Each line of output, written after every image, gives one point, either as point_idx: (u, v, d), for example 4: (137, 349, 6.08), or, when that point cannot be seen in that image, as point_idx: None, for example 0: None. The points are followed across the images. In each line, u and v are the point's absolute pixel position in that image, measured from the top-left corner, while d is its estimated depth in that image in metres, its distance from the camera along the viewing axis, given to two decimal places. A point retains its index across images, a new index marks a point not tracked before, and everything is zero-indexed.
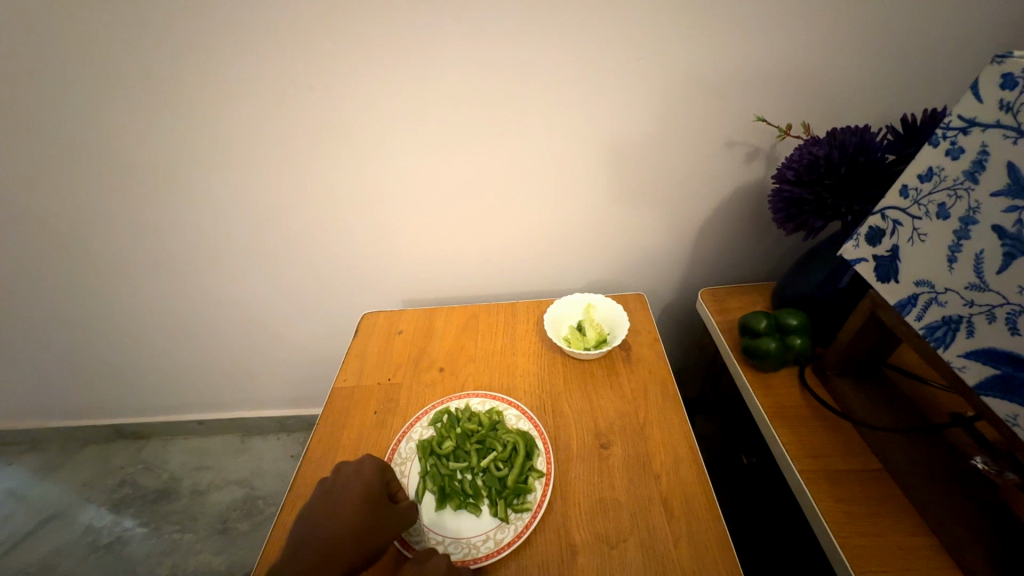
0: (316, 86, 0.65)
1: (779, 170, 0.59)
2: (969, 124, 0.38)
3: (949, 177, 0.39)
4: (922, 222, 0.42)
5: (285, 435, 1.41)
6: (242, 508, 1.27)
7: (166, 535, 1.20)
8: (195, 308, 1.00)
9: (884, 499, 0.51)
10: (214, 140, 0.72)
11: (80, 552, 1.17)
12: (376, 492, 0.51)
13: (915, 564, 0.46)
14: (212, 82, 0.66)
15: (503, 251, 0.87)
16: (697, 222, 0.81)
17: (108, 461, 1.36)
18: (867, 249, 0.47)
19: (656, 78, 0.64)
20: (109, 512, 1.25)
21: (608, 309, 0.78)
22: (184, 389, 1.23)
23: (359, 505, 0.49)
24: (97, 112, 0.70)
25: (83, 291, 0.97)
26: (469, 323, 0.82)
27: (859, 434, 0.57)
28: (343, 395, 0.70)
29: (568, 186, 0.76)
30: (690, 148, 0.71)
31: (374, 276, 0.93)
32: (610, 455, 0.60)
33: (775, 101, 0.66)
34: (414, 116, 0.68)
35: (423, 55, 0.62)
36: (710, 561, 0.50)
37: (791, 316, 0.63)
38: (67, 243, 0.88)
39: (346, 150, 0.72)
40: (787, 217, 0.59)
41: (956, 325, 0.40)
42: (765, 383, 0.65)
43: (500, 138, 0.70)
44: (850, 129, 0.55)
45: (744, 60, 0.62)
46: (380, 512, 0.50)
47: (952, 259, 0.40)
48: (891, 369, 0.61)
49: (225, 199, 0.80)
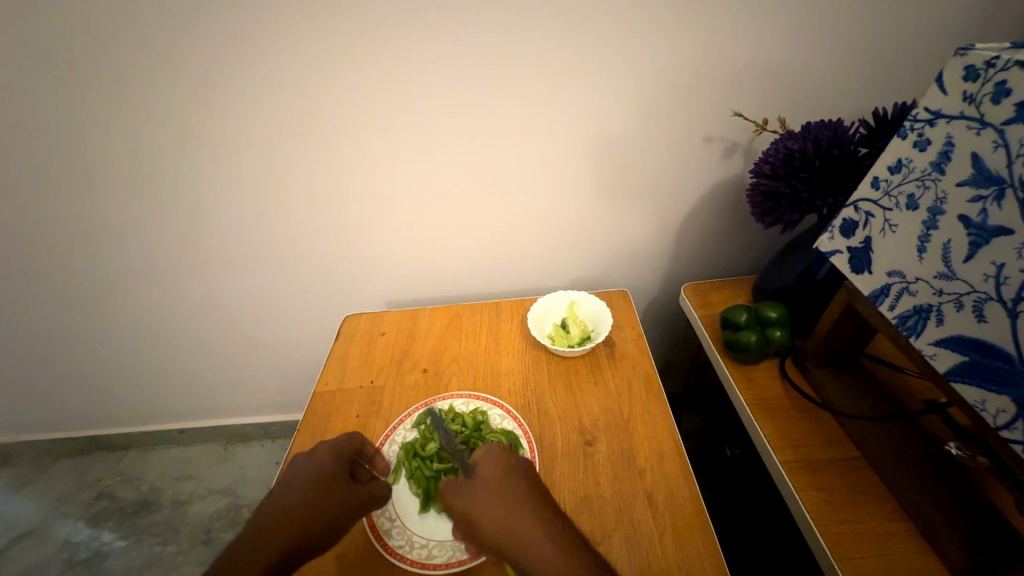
0: (292, 85, 0.64)
1: (756, 164, 0.59)
2: (935, 116, 0.38)
3: (918, 168, 0.40)
4: (893, 213, 0.43)
5: (269, 442, 1.39)
6: (226, 517, 1.24)
7: (147, 547, 1.17)
8: (172, 314, 0.98)
9: (863, 487, 0.52)
10: (187, 141, 0.70)
11: (56, 569, 1.14)
12: (328, 480, 0.50)
13: (893, 550, 0.47)
14: (183, 81, 0.64)
15: (487, 250, 0.86)
16: (678, 217, 0.82)
17: (84, 474, 1.32)
18: (841, 241, 0.48)
19: (635, 75, 0.64)
20: (87, 526, 1.22)
21: (592, 306, 0.78)
22: (163, 398, 1.20)
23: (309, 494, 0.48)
24: (63, 113, 0.68)
25: (54, 300, 0.94)
26: (453, 322, 0.81)
27: (838, 423, 0.58)
28: (324, 398, 0.69)
29: (550, 184, 0.76)
30: (670, 144, 0.71)
31: (355, 278, 0.91)
32: (595, 452, 0.60)
33: (752, 97, 0.66)
34: (393, 114, 0.67)
35: (401, 54, 0.61)
36: (695, 554, 0.50)
37: (771, 309, 0.64)
38: (34, 249, 0.85)
39: (324, 149, 0.71)
40: (765, 211, 0.59)
41: (926, 314, 0.41)
42: (746, 376, 0.66)
43: (480, 135, 0.69)
44: (824, 123, 0.56)
45: (720, 56, 0.62)
46: (333, 498, 0.49)
47: (922, 249, 0.41)
48: (867, 359, 0.62)
49: (200, 202, 0.78)
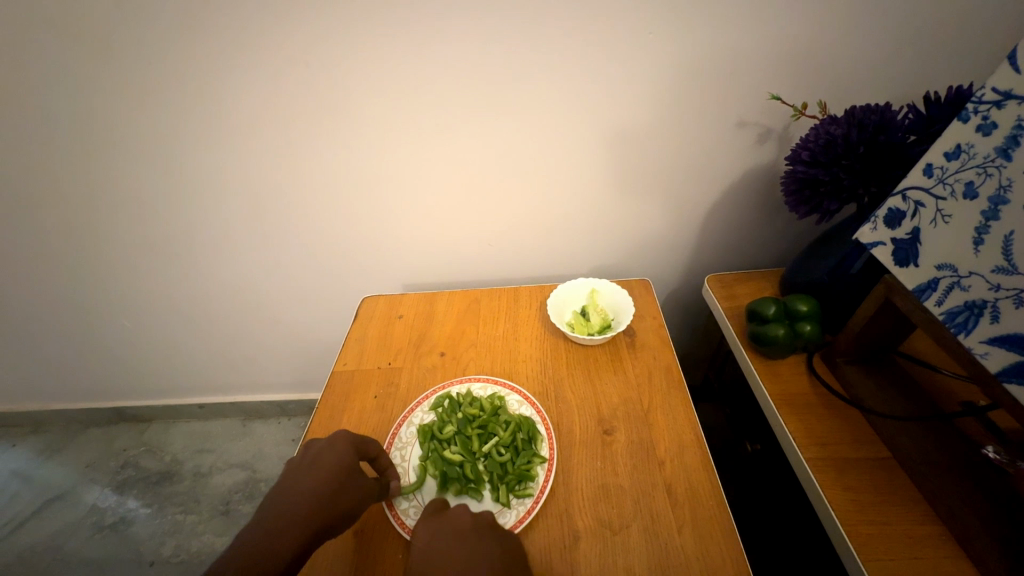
0: (313, 62, 0.62)
1: (794, 150, 0.57)
2: (1004, 98, 0.35)
3: (979, 154, 0.37)
4: (947, 203, 0.40)
5: (287, 419, 1.41)
6: (245, 490, 1.27)
7: (170, 515, 1.21)
8: (193, 291, 0.99)
9: (893, 488, 0.50)
10: (206, 117, 0.69)
11: (85, 532, 1.18)
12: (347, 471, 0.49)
13: (923, 553, 0.45)
14: (203, 57, 0.63)
15: (507, 235, 0.85)
16: (706, 206, 0.79)
17: (110, 443, 1.36)
18: (885, 232, 0.45)
19: (668, 57, 0.61)
20: (113, 493, 1.26)
21: (613, 294, 0.76)
22: (185, 373, 1.22)
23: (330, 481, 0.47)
24: (84, 88, 0.67)
25: (80, 274, 0.95)
26: (471, 307, 0.81)
27: (867, 422, 0.56)
28: (343, 378, 0.69)
29: (574, 168, 0.74)
30: (702, 127, 0.68)
31: (374, 259, 0.91)
32: (613, 441, 0.59)
33: (792, 79, 0.63)
34: (414, 93, 0.65)
35: (426, 31, 0.59)
36: (715, 547, 0.49)
37: (801, 302, 0.62)
38: (61, 224, 0.86)
39: (344, 130, 0.70)
40: (801, 200, 0.57)
41: (979, 310, 0.39)
42: (771, 370, 0.64)
43: (503, 118, 0.67)
44: (870, 107, 0.53)
45: (761, 36, 0.59)
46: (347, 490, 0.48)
47: (979, 242, 0.38)
48: (902, 357, 0.59)
49: (221, 181, 0.78)
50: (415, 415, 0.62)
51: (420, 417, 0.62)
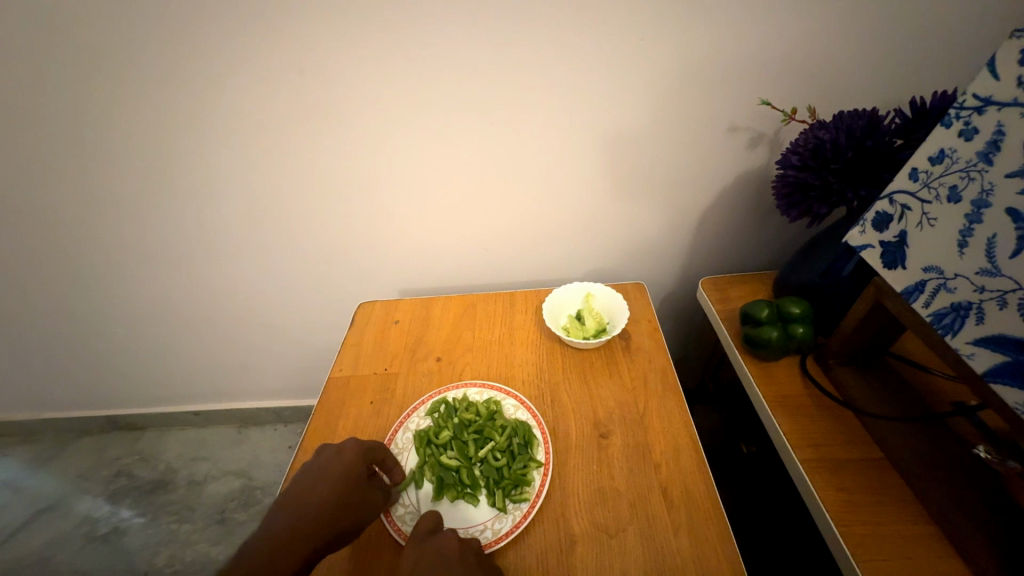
0: (308, 70, 0.63)
1: (784, 154, 0.57)
2: (985, 103, 0.36)
3: (962, 158, 0.38)
4: (931, 206, 0.41)
5: (282, 426, 1.41)
6: (240, 498, 1.26)
7: (164, 525, 1.20)
8: (187, 298, 0.99)
9: (885, 489, 0.51)
10: (202, 125, 0.70)
11: (78, 543, 1.17)
12: (354, 478, 0.50)
13: (916, 553, 0.46)
14: (201, 65, 0.63)
15: (502, 240, 0.85)
16: (699, 210, 0.80)
17: (104, 452, 1.35)
18: (873, 235, 0.46)
19: (659, 62, 0.62)
20: (107, 502, 1.25)
21: (608, 297, 0.77)
22: (180, 381, 1.22)
23: (334, 487, 0.49)
24: (81, 96, 0.67)
25: (73, 282, 0.95)
26: (467, 311, 0.81)
27: (861, 423, 0.56)
28: (339, 384, 0.69)
29: (567, 173, 0.74)
30: (694, 132, 0.69)
31: (369, 266, 0.91)
32: (610, 445, 0.60)
33: (782, 85, 0.64)
34: (409, 98, 0.65)
35: (420, 39, 0.60)
36: (710, 551, 0.49)
37: (794, 304, 0.62)
38: (54, 232, 0.85)
39: (339, 137, 0.70)
40: (791, 204, 0.58)
41: (965, 312, 0.39)
42: (766, 372, 0.64)
43: (497, 123, 0.68)
44: (857, 112, 0.54)
45: (752, 42, 0.60)
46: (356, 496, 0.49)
47: (963, 245, 0.39)
48: (895, 359, 0.60)
49: (216, 188, 0.78)
50: (412, 420, 0.62)
51: (415, 423, 0.62)
